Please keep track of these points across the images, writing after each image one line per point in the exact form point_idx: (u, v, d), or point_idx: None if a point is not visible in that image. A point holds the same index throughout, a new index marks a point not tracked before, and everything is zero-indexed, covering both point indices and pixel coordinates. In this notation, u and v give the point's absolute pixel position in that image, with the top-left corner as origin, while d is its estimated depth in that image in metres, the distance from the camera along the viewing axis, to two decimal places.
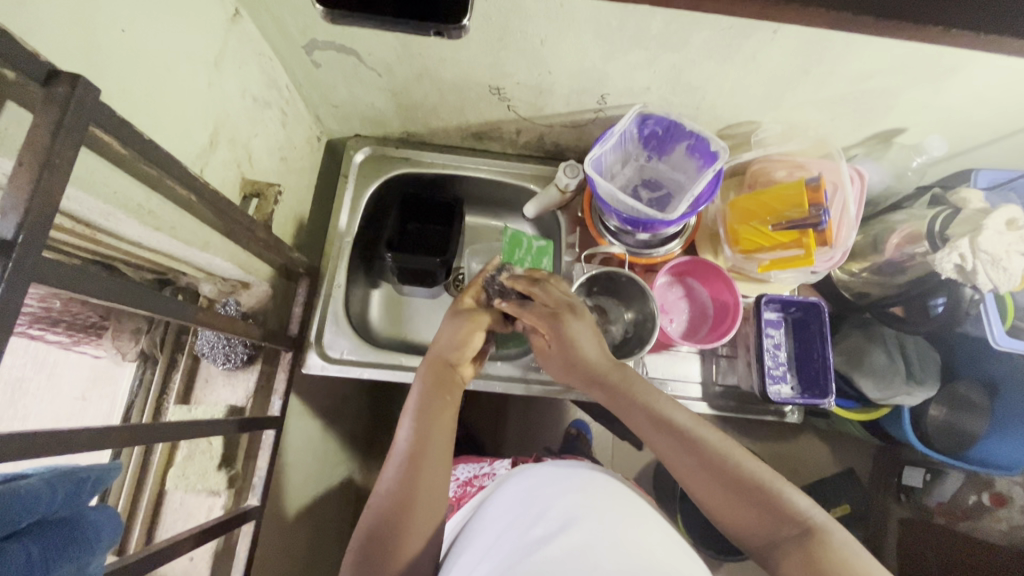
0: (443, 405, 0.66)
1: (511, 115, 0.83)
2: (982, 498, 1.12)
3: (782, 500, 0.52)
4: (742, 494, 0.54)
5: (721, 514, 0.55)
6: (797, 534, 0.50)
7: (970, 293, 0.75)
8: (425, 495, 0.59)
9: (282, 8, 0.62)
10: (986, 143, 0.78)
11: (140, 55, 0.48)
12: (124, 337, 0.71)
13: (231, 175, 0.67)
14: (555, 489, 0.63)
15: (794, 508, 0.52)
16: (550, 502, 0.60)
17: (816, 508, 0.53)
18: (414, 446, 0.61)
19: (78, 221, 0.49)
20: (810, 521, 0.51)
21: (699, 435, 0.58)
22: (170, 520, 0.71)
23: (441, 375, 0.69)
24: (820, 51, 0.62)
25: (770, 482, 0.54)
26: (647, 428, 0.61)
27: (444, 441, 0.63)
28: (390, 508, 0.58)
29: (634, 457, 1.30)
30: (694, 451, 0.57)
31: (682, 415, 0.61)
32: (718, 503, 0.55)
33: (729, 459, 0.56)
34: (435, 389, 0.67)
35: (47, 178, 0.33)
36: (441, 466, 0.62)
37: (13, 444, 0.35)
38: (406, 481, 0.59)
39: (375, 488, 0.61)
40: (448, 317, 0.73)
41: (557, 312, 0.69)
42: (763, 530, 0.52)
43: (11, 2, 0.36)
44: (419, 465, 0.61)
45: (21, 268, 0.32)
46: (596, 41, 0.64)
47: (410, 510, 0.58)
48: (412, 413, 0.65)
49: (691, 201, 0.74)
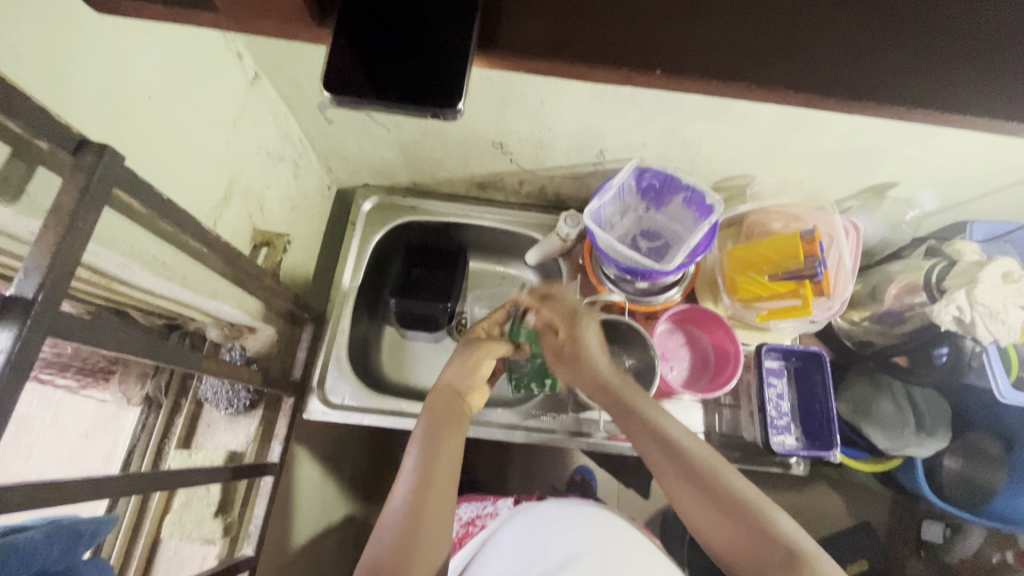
0: (449, 432, 0.66)
1: (513, 167, 0.87)
2: (1006, 556, 1.05)
3: (769, 522, 0.52)
4: (728, 513, 0.54)
5: (705, 531, 0.56)
6: (783, 557, 0.50)
7: (972, 345, 0.76)
8: (433, 523, 0.58)
9: (299, 72, 0.66)
10: (977, 196, 0.80)
11: (163, 120, 0.52)
12: (131, 380, 0.74)
13: (243, 226, 0.70)
14: (553, 526, 0.64)
15: (780, 531, 0.52)
16: (549, 543, 0.62)
17: (804, 534, 0.52)
18: (422, 472, 0.61)
19: (96, 273, 0.52)
20: (796, 546, 0.50)
21: (692, 451, 0.59)
22: (164, 570, 0.70)
23: (449, 402, 0.70)
24: (808, 114, 0.65)
25: (758, 503, 0.54)
26: (644, 441, 0.61)
27: (451, 468, 0.63)
28: (396, 536, 0.56)
29: (639, 505, 1.27)
30: (682, 469, 0.58)
31: (677, 430, 0.61)
32: (703, 520, 0.56)
33: (718, 476, 0.56)
34: (444, 419, 0.67)
35: (69, 240, 0.35)
36: (447, 495, 0.61)
37: (17, 495, 0.36)
38: (414, 506, 0.58)
39: (380, 517, 0.59)
40: (460, 345, 0.77)
41: (573, 318, 0.71)
42: (746, 552, 0.52)
43: (51, 79, 0.40)
44: (426, 491, 0.59)
45: (37, 325, 0.34)
46: (593, 102, 0.67)
47: (417, 539, 0.56)
48: (419, 440, 0.65)
49: (688, 251, 0.75)
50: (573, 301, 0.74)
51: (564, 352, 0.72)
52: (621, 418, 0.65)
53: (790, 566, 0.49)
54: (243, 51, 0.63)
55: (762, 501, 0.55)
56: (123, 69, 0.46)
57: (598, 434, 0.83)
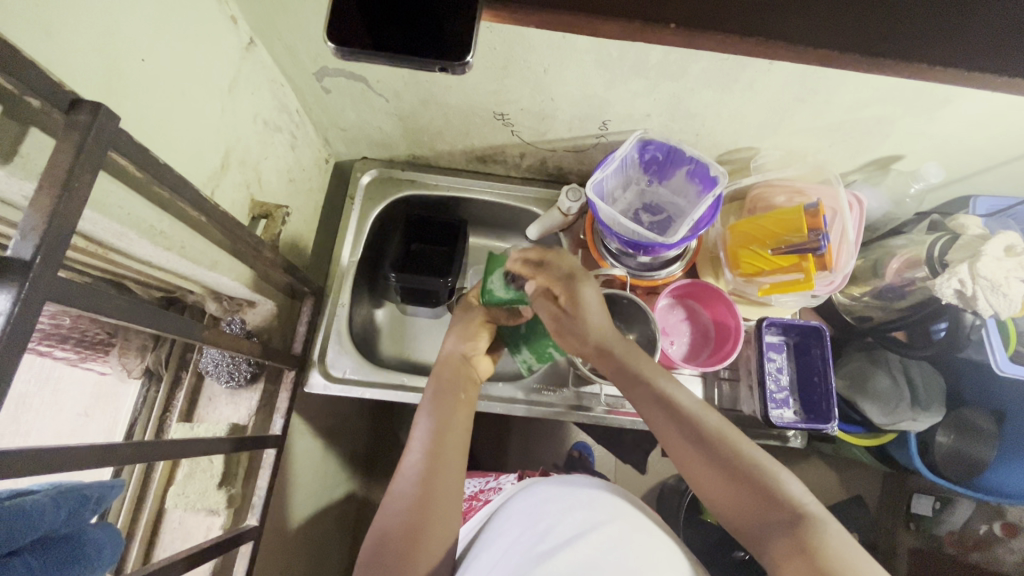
0: (457, 403, 0.66)
1: (514, 139, 0.85)
2: (993, 527, 1.10)
3: (777, 486, 0.53)
4: (737, 477, 0.55)
5: (711, 494, 0.57)
6: (789, 520, 0.51)
7: (972, 318, 0.76)
8: (446, 492, 0.59)
9: (295, 37, 0.64)
10: (982, 170, 0.79)
11: (156, 84, 0.50)
12: (130, 354, 0.74)
13: (240, 197, 0.69)
14: (561, 504, 0.65)
15: (787, 495, 0.53)
16: (557, 517, 0.63)
17: (808, 498, 0.53)
18: (432, 445, 0.61)
19: (92, 241, 0.51)
20: (802, 509, 0.52)
21: (700, 416, 0.59)
22: (169, 539, 0.71)
23: (456, 371, 0.71)
24: (816, 83, 0.63)
25: (767, 468, 0.55)
26: (649, 404, 0.61)
27: (462, 438, 0.64)
28: (410, 506, 0.57)
29: (636, 480, 1.29)
30: (691, 432, 0.58)
31: (685, 397, 0.61)
32: (711, 486, 0.56)
33: (728, 442, 0.57)
34: (451, 388, 0.68)
35: (66, 201, 0.34)
36: (458, 466, 0.61)
37: (20, 461, 0.36)
38: (427, 476, 0.59)
39: (389, 491, 0.60)
40: (460, 318, 0.77)
41: (574, 277, 0.64)
42: (754, 517, 0.53)
43: (40, 37, 0.38)
44: (439, 462, 0.60)
45: (35, 288, 0.33)
46: (597, 70, 0.66)
47: (431, 507, 0.57)
48: (429, 412, 0.65)
49: (691, 224, 0.74)
50: (565, 264, 0.66)
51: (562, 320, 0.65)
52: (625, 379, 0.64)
53: (799, 527, 0.50)
54: (237, 14, 0.61)
55: (769, 464, 0.55)
56: (114, 29, 0.44)
57: (598, 407, 0.84)
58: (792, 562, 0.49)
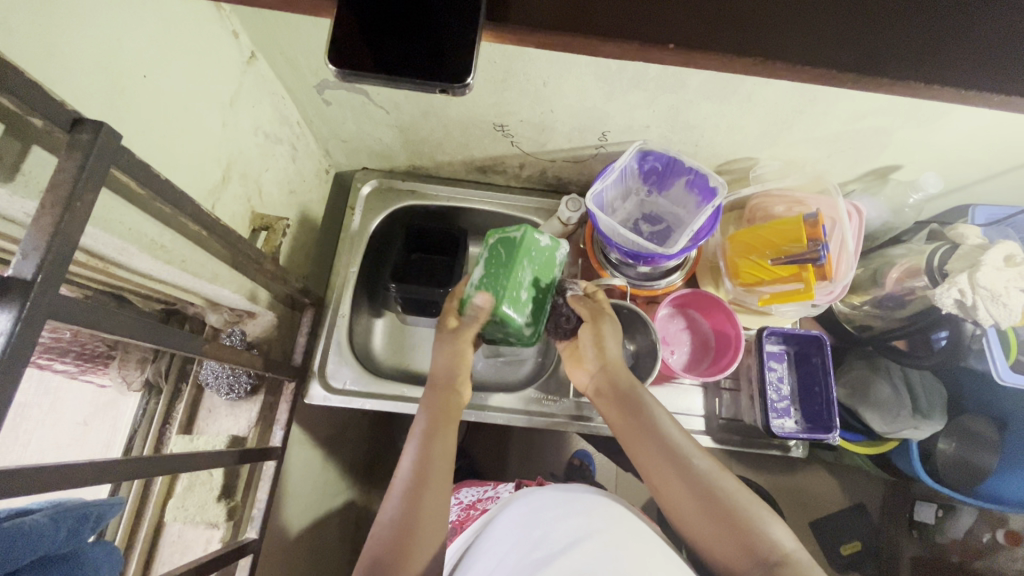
0: (446, 431, 0.66)
1: (514, 150, 0.86)
2: (996, 535, 1.12)
3: (758, 528, 0.53)
4: (715, 516, 0.55)
5: (695, 535, 0.56)
6: (771, 565, 0.50)
7: (972, 329, 0.74)
8: (431, 518, 0.58)
9: (297, 52, 0.64)
10: (980, 180, 0.80)
11: (157, 99, 0.50)
12: (130, 367, 0.74)
13: (241, 210, 0.69)
14: (557, 512, 0.65)
15: (769, 538, 0.52)
16: (552, 525, 0.62)
17: (794, 543, 0.53)
18: (417, 471, 0.61)
19: (93, 256, 0.51)
20: (784, 552, 0.51)
21: (684, 451, 0.60)
22: (168, 553, 0.70)
23: (443, 397, 0.70)
24: (813, 95, 0.64)
25: (749, 510, 0.55)
26: (639, 436, 0.63)
27: (448, 466, 0.63)
28: (393, 532, 0.56)
29: (638, 489, 1.28)
30: (674, 466, 0.59)
31: (674, 430, 0.63)
32: (696, 526, 0.56)
33: (709, 480, 0.57)
34: (440, 414, 0.67)
35: (68, 220, 0.34)
36: (443, 492, 0.61)
37: (18, 480, 0.35)
38: (410, 504, 0.58)
39: (377, 515, 0.59)
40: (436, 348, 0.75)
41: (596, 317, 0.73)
42: (733, 558, 0.53)
43: (43, 56, 0.39)
44: (423, 489, 0.60)
45: (36, 308, 0.33)
46: (597, 82, 0.66)
47: (414, 535, 0.56)
48: (416, 440, 0.65)
49: (691, 234, 0.74)
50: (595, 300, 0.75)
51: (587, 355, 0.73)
52: (622, 413, 0.66)
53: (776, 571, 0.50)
54: (238, 29, 0.61)
55: (752, 508, 0.55)
56: (116, 45, 0.45)
57: (599, 417, 0.83)
58: None
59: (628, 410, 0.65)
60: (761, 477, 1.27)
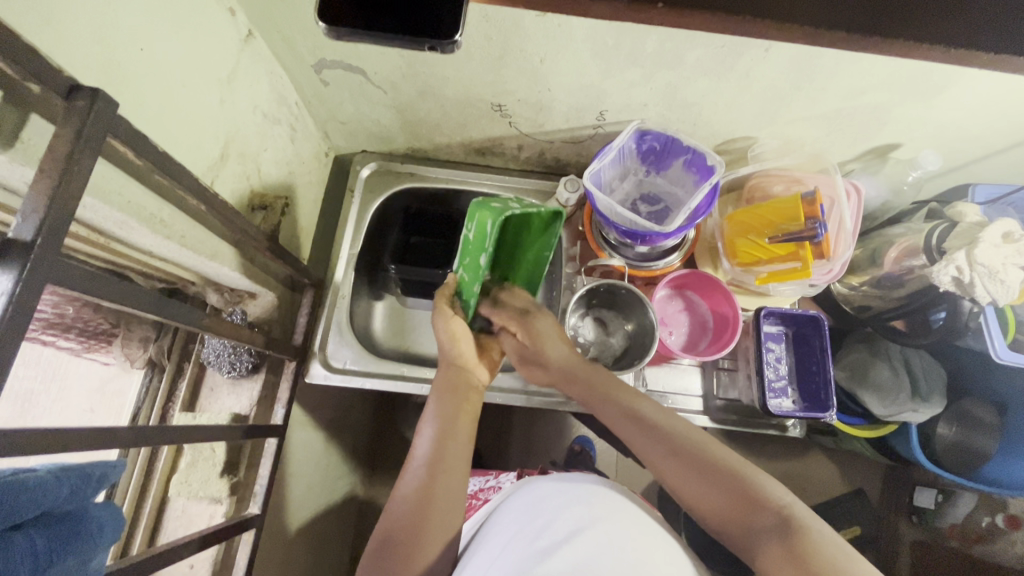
0: (460, 411, 0.66)
1: (512, 131, 0.86)
2: (996, 519, 1.13)
3: (754, 487, 0.54)
4: (709, 480, 0.56)
5: (693, 503, 0.57)
6: (775, 522, 0.51)
7: (970, 306, 0.74)
8: (446, 497, 0.59)
9: (294, 30, 0.64)
10: (980, 158, 0.80)
11: (154, 74, 0.51)
12: (133, 345, 0.74)
13: (240, 187, 0.69)
14: (560, 500, 0.65)
15: (767, 496, 0.53)
16: (555, 514, 0.62)
17: (792, 499, 0.53)
18: (432, 451, 0.61)
19: (93, 229, 0.52)
20: (784, 509, 0.52)
21: (668, 426, 0.62)
22: (173, 526, 0.72)
23: (451, 377, 0.70)
24: (812, 69, 0.63)
25: (740, 471, 0.56)
26: (623, 424, 0.65)
27: (462, 449, 0.63)
28: (409, 509, 0.58)
29: (638, 473, 1.29)
30: (661, 442, 0.61)
31: (650, 409, 0.65)
32: (692, 493, 0.57)
33: (700, 449, 0.59)
34: (452, 395, 0.67)
35: (65, 183, 0.35)
36: (457, 474, 0.61)
37: (22, 438, 0.36)
38: (425, 481, 0.59)
39: (393, 493, 0.60)
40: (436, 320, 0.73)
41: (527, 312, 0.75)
42: (736, 518, 0.53)
43: (40, 22, 0.39)
44: (438, 468, 0.60)
45: (38, 268, 0.34)
46: (594, 60, 0.66)
47: (429, 514, 0.57)
48: (431, 419, 0.65)
49: (688, 212, 0.74)
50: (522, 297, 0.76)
51: (519, 346, 0.76)
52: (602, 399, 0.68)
53: (780, 527, 0.50)
54: (235, 6, 0.61)
55: (745, 469, 0.56)
56: (112, 16, 0.45)
57: None
58: (781, 563, 0.48)
59: (605, 402, 0.68)
60: (761, 461, 1.28)
